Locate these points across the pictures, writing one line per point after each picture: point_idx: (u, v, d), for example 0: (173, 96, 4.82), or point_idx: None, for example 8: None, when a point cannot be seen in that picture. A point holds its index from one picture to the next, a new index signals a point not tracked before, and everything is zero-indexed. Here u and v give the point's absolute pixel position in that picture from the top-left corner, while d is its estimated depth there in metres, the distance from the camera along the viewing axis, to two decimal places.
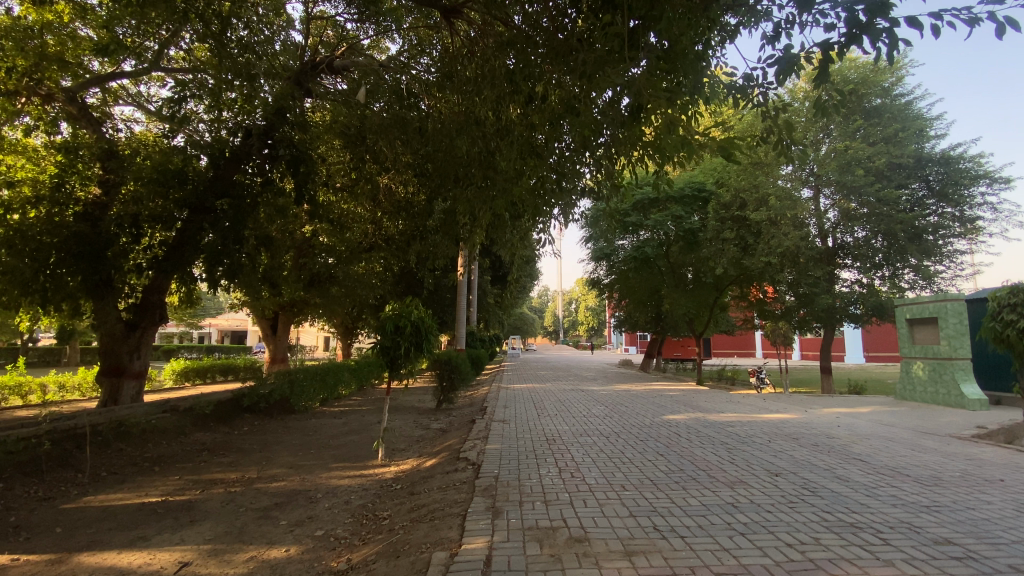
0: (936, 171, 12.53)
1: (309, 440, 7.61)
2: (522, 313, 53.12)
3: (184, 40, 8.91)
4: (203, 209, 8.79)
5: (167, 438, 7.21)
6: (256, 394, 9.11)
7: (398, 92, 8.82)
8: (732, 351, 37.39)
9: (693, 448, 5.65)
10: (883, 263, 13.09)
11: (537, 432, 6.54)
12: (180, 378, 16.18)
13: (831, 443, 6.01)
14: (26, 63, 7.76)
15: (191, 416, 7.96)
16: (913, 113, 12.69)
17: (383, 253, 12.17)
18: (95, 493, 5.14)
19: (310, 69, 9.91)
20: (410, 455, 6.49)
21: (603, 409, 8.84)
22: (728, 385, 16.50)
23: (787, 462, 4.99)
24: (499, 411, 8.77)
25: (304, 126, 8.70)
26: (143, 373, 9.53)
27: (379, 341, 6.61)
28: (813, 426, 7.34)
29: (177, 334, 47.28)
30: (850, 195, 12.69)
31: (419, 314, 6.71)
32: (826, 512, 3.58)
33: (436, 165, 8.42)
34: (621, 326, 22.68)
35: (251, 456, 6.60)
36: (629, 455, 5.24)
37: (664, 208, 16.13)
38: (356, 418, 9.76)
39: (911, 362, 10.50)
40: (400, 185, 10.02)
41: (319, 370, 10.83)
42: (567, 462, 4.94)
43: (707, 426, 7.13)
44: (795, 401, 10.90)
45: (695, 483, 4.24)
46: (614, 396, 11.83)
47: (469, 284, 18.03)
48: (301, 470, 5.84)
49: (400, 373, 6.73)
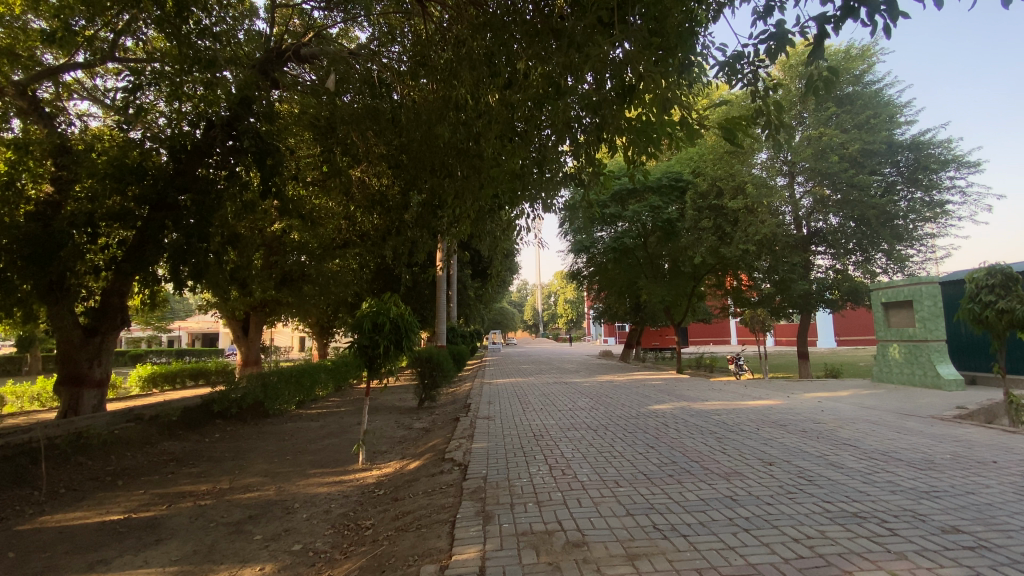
0: (906, 156, 12.78)
1: (285, 445, 7.29)
2: (501, 308, 53.02)
3: (142, 31, 8.49)
4: (165, 206, 8.29)
5: (132, 449, 6.79)
6: (227, 399, 8.71)
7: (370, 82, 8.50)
8: (708, 339, 38.01)
9: (683, 438, 5.55)
10: (855, 249, 13.34)
11: (524, 428, 6.37)
12: (147, 383, 15.50)
13: (819, 428, 6.00)
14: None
15: (158, 425, 7.54)
16: (884, 100, 12.89)
17: (359, 249, 11.79)
18: (52, 512, 4.76)
19: (274, 57, 9.37)
20: (394, 457, 6.24)
21: (588, 402, 8.71)
22: (708, 373, 16.66)
23: (780, 450, 4.92)
24: (483, 408, 8.57)
25: (271, 117, 8.38)
26: (105, 381, 9.01)
27: (356, 340, 6.33)
28: (799, 412, 7.35)
29: (144, 337, 45.61)
30: (824, 182, 12.84)
31: (398, 312, 6.43)
32: (827, 502, 3.50)
33: (413, 156, 8.15)
34: (600, 317, 22.68)
35: (222, 465, 6.26)
36: (619, 449, 5.10)
37: (642, 198, 16.08)
38: (334, 420, 9.45)
39: (887, 345, 10.68)
40: (374, 177, 9.67)
41: (293, 371, 10.44)
42: (556, 458, 4.77)
43: (694, 415, 7.07)
44: (775, 386, 11.00)
45: (689, 476, 4.12)
46: (598, 387, 11.75)
47: (448, 278, 17.76)
48: (277, 478, 5.54)
49: (379, 373, 6.45)
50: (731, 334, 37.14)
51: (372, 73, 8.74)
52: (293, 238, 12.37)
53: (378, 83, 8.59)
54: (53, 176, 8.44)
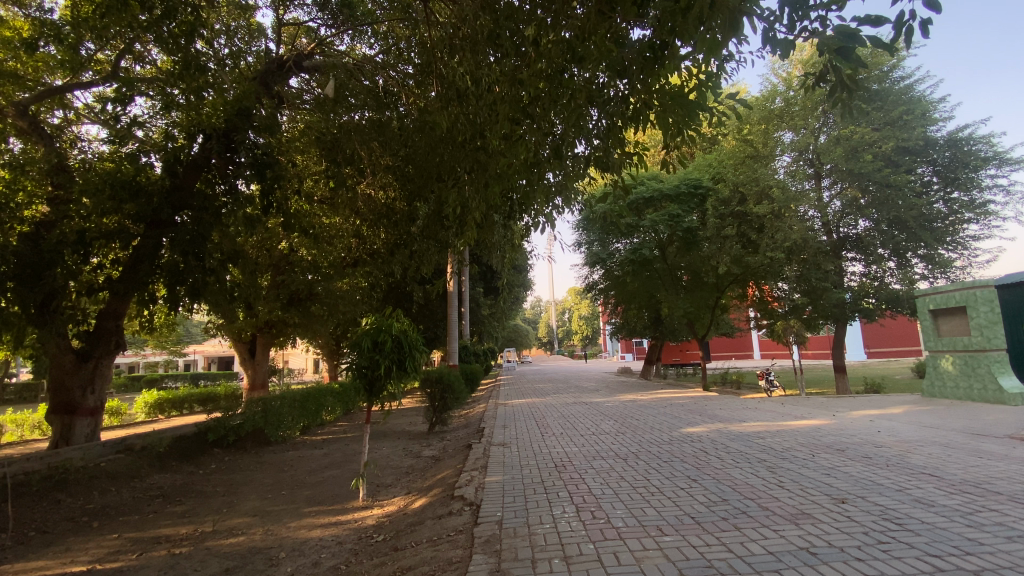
0: (942, 154, 11.98)
1: (283, 477, 6.71)
2: (515, 326, 52.64)
3: (147, 49, 8.23)
4: (161, 223, 7.90)
5: (117, 484, 6.25)
6: (223, 427, 8.12)
7: (375, 93, 8.25)
8: (730, 354, 36.85)
9: (728, 468, 4.82)
10: (889, 253, 12.58)
11: (544, 457, 5.69)
12: (154, 410, 15.05)
13: (884, 454, 5.22)
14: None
15: (149, 457, 7.01)
16: (916, 96, 12.13)
17: (369, 267, 11.35)
18: (10, 562, 4.18)
19: (275, 68, 8.98)
20: (399, 492, 5.57)
21: (613, 424, 7.97)
22: (736, 390, 15.74)
23: (850, 485, 4.15)
24: (498, 432, 7.88)
25: (272, 130, 8.11)
26: (99, 409, 8.48)
27: (355, 361, 5.75)
28: (853, 433, 6.54)
29: (161, 362, 45.84)
30: (856, 183, 12.07)
31: (400, 328, 5.83)
32: (932, 557, 2.76)
33: (420, 162, 7.71)
34: (617, 333, 21.84)
35: (211, 502, 5.67)
36: (656, 483, 4.40)
37: (659, 207, 15.28)
38: (340, 447, 8.83)
39: (939, 356, 9.80)
40: (379, 190, 9.22)
41: (298, 396, 9.90)
42: (583, 497, 4.07)
43: (735, 439, 6.31)
44: (816, 404, 10.12)
45: (746, 519, 3.41)
46: (620, 407, 10.98)
47: (460, 295, 17.25)
48: (266, 519, 4.90)
49: (381, 398, 5.84)
50: (754, 348, 36.05)
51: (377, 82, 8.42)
52: (300, 256, 11.95)
53: (386, 95, 8.30)
54: (50, 197, 8.08)
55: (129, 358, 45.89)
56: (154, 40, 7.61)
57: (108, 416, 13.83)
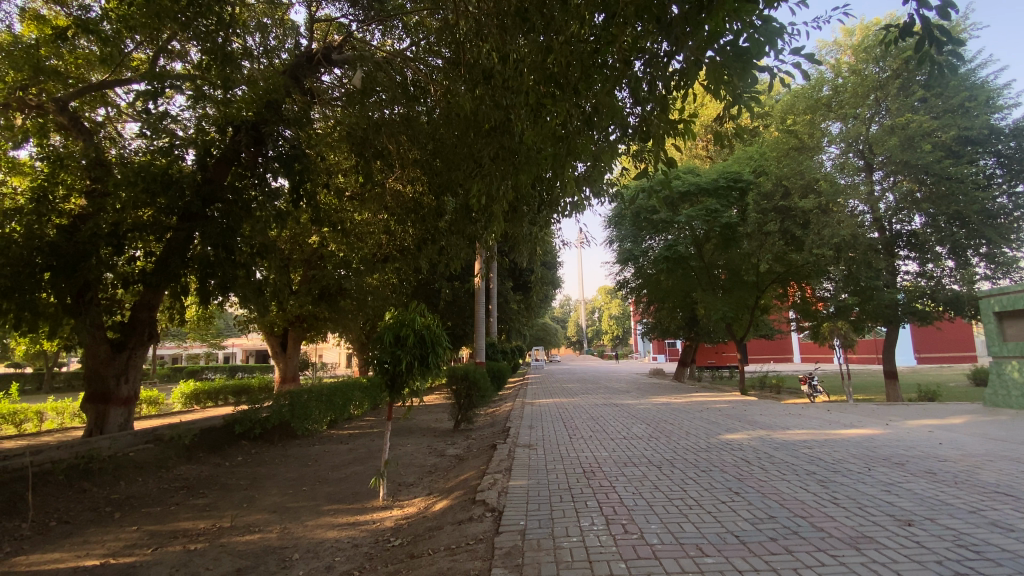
0: (1007, 144, 11.02)
1: (306, 472, 6.63)
2: (544, 325, 52.38)
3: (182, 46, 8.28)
4: (194, 216, 7.94)
5: (144, 475, 6.28)
6: (249, 420, 8.12)
7: (405, 89, 8.07)
8: (768, 356, 35.55)
9: (774, 481, 4.42)
10: (947, 252, 11.72)
11: (572, 462, 5.39)
12: (190, 401, 15.42)
13: (950, 470, 4.72)
14: (23, 76, 7.25)
15: (178, 448, 7.04)
16: (979, 81, 11.22)
17: (398, 262, 11.24)
18: (30, 552, 4.16)
19: (305, 62, 8.92)
20: (420, 492, 5.37)
21: (646, 428, 7.59)
22: (776, 394, 15.00)
23: (914, 505, 3.73)
24: (525, 433, 7.61)
25: (301, 123, 8.07)
26: (133, 399, 8.61)
27: (377, 357, 5.58)
28: (910, 444, 5.99)
29: (203, 354, 47.60)
30: (912, 175, 11.27)
31: (423, 323, 5.63)
32: None
33: (450, 153, 7.53)
34: (649, 333, 21.25)
35: (232, 496, 5.61)
36: (694, 495, 4.06)
37: (695, 201, 14.72)
38: (365, 443, 8.74)
39: (1004, 362, 8.98)
40: (407, 184, 9.05)
41: (325, 389, 9.87)
42: (614, 508, 3.76)
43: (779, 447, 5.87)
44: (865, 411, 9.46)
45: (799, 541, 3.04)
46: (653, 410, 10.57)
47: (489, 292, 17.05)
48: (284, 516, 4.78)
49: (403, 395, 5.64)
50: (794, 351, 34.68)
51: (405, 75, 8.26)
52: (331, 252, 11.98)
53: (418, 92, 8.15)
54: (88, 190, 8.22)
55: (174, 349, 47.79)
56: (187, 36, 7.63)
57: (146, 406, 14.23)
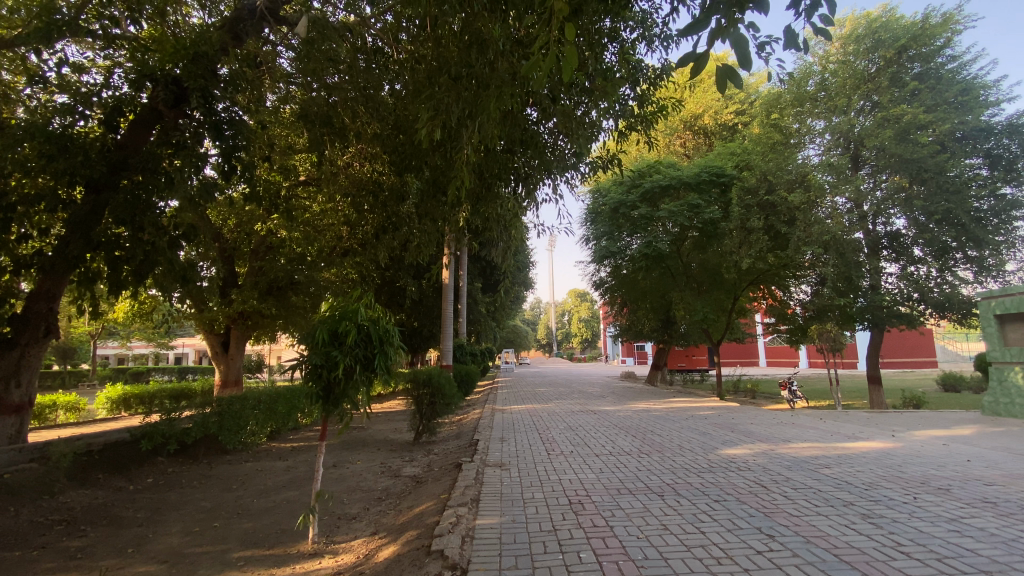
0: (1002, 142, 10.63)
1: (227, 498, 5.43)
2: (513, 327, 51.70)
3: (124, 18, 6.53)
4: (105, 187, 6.27)
5: (12, 505, 4.94)
6: (161, 434, 6.72)
7: (364, 50, 6.74)
8: (736, 360, 35.71)
9: (810, 516, 3.54)
10: (932, 255, 11.34)
11: (555, 489, 4.39)
12: (116, 406, 13.67)
13: (1005, 497, 3.96)
14: None
15: (67, 469, 5.70)
16: (972, 75, 10.83)
17: (359, 257, 9.96)
18: None
19: (249, 14, 7.08)
20: (362, 530, 4.25)
21: (634, 442, 6.64)
22: (753, 400, 14.41)
23: (1004, 553, 2.88)
24: (494, 448, 6.56)
25: (239, 84, 6.71)
26: (26, 408, 6.51)
27: (307, 357, 4.43)
28: (938, 461, 5.25)
29: (149, 354, 44.51)
30: (906, 171, 10.80)
31: (368, 317, 4.53)
32: None
33: (412, 120, 6.37)
34: (621, 336, 20.59)
35: (120, 536, 4.37)
36: (718, 540, 3.12)
37: (676, 196, 14.04)
38: (308, 459, 7.51)
39: (1006, 369, 8.49)
40: (365, 163, 7.78)
41: (265, 396, 8.55)
42: (618, 565, 2.79)
43: (794, 466, 5.03)
44: (861, 420, 8.81)
45: None
46: (634, 418, 9.68)
47: (458, 290, 15.92)
48: (177, 568, 3.61)
49: (339, 409, 4.54)
50: (760, 355, 34.99)
51: (366, 41, 6.80)
52: (281, 241, 10.65)
53: (377, 53, 6.85)
54: None
55: (115, 348, 44.46)
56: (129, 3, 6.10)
57: (63, 413, 12.46)
